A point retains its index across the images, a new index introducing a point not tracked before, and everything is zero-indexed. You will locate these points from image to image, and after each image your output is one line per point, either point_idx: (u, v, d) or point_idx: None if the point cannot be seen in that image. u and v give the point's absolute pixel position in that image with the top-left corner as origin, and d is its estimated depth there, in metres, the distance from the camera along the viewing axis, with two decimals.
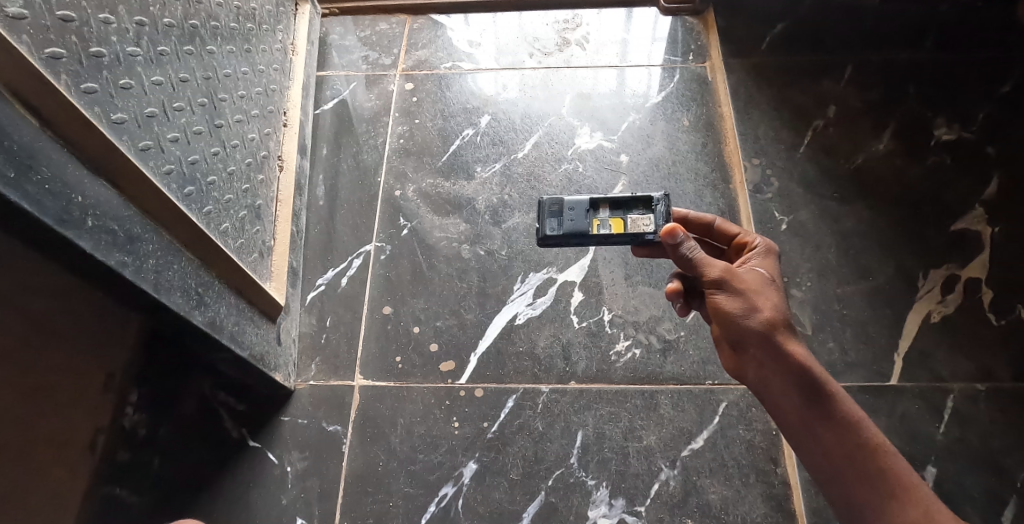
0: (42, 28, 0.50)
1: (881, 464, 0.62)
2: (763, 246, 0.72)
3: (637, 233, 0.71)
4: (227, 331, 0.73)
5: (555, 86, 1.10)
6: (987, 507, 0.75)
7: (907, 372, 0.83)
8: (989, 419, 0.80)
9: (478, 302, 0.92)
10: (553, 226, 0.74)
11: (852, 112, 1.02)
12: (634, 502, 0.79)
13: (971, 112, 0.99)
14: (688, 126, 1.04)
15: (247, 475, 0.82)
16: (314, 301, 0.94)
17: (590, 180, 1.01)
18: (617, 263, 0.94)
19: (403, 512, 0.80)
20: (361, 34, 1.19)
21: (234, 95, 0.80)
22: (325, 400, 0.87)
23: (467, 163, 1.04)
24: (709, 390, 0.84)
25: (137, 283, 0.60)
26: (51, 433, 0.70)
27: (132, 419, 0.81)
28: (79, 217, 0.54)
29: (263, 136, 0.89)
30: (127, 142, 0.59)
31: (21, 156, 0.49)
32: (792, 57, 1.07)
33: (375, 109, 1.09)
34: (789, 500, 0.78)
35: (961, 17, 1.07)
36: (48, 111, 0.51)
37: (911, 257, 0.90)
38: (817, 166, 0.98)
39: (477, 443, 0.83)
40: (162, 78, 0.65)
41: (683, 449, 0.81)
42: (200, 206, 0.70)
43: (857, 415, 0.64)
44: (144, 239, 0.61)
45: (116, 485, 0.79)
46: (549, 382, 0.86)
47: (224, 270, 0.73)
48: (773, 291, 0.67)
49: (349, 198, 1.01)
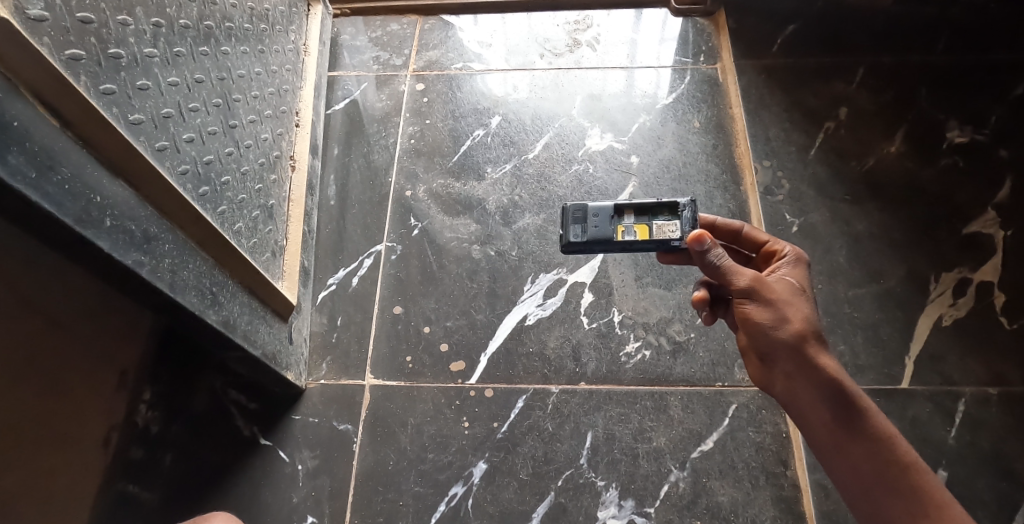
0: (62, 29, 0.51)
1: (914, 483, 0.61)
2: (792, 255, 0.72)
3: (662, 239, 0.71)
4: (241, 330, 0.74)
5: (566, 87, 1.11)
6: (1000, 512, 0.75)
7: (918, 375, 0.83)
8: (1000, 422, 0.79)
9: (488, 303, 0.92)
10: (577, 233, 0.73)
11: (863, 115, 1.02)
12: (644, 504, 0.79)
13: (985, 114, 0.99)
14: (699, 127, 1.04)
15: (259, 471, 0.83)
16: (325, 299, 0.94)
17: (600, 181, 1.01)
18: (628, 264, 0.94)
19: (413, 511, 0.80)
20: (373, 34, 1.19)
21: (248, 95, 0.81)
22: (337, 399, 0.87)
23: (477, 163, 1.04)
24: (720, 392, 0.84)
25: (152, 283, 0.60)
26: (64, 431, 0.69)
27: (144, 415, 0.81)
28: (97, 217, 0.54)
29: (276, 136, 0.89)
30: (144, 142, 0.59)
31: (42, 157, 0.50)
32: (803, 59, 1.07)
33: (386, 110, 1.10)
34: (799, 502, 0.78)
35: (974, 19, 1.07)
36: (69, 113, 0.51)
37: (922, 260, 0.90)
38: (829, 167, 0.98)
39: (487, 443, 0.83)
40: (178, 79, 0.65)
41: (692, 451, 0.81)
42: (214, 206, 0.70)
43: (888, 431, 0.63)
44: (160, 239, 0.61)
45: (130, 482, 0.79)
46: (559, 383, 0.86)
47: (238, 270, 0.74)
48: (803, 302, 0.67)
49: (360, 197, 1.02)
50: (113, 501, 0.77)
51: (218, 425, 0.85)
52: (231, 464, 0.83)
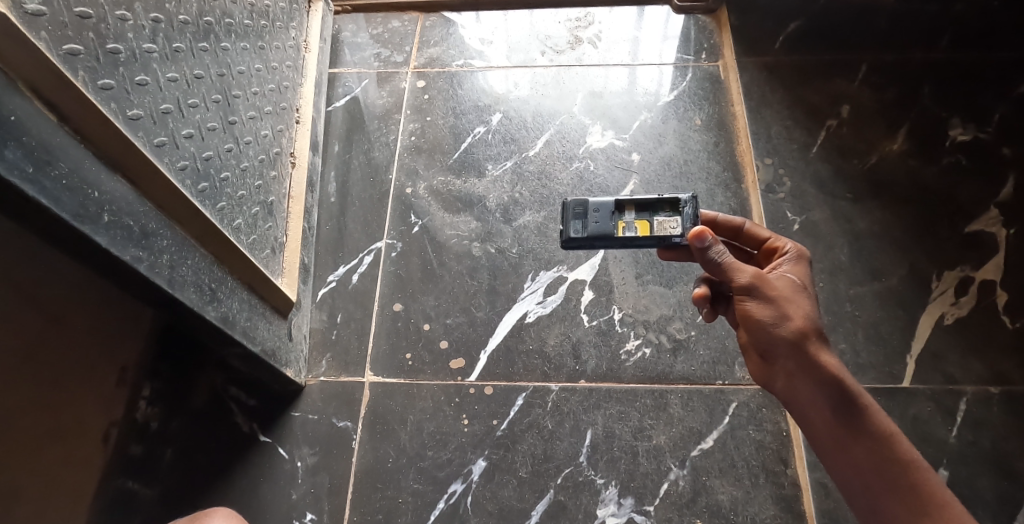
0: (60, 24, 0.50)
1: (915, 482, 0.61)
2: (794, 252, 0.71)
3: (662, 235, 0.70)
4: (240, 326, 0.74)
5: (567, 85, 1.10)
6: (1001, 511, 0.74)
7: (919, 373, 0.82)
8: (1001, 422, 0.79)
9: (488, 300, 0.92)
10: (577, 229, 0.73)
11: (865, 112, 1.01)
12: (643, 502, 0.79)
13: (988, 113, 0.98)
14: (700, 125, 1.04)
15: (259, 468, 0.83)
16: (325, 296, 0.94)
17: (601, 179, 1.01)
18: (628, 262, 0.94)
19: (413, 508, 0.80)
20: (373, 31, 1.19)
21: (248, 91, 0.81)
22: (336, 396, 0.87)
23: (478, 160, 1.04)
24: (720, 390, 0.84)
25: (150, 279, 0.60)
26: (63, 428, 0.69)
27: (144, 412, 0.81)
28: (95, 212, 0.54)
29: (275, 133, 0.89)
30: (142, 138, 0.59)
31: (39, 151, 0.50)
32: (805, 57, 1.07)
33: (386, 107, 1.10)
34: (799, 501, 0.78)
35: (978, 16, 1.06)
36: (66, 109, 0.51)
37: (923, 259, 0.89)
38: (831, 166, 0.97)
39: (486, 440, 0.83)
40: (178, 75, 0.65)
41: (692, 449, 0.81)
42: (213, 202, 0.70)
43: (889, 429, 0.63)
44: (158, 235, 0.61)
45: (129, 478, 0.79)
46: (558, 381, 0.86)
47: (237, 266, 0.74)
48: (805, 299, 0.66)
49: (360, 194, 1.01)
50: (112, 498, 0.77)
51: (218, 421, 0.85)
52: (231, 462, 0.83)
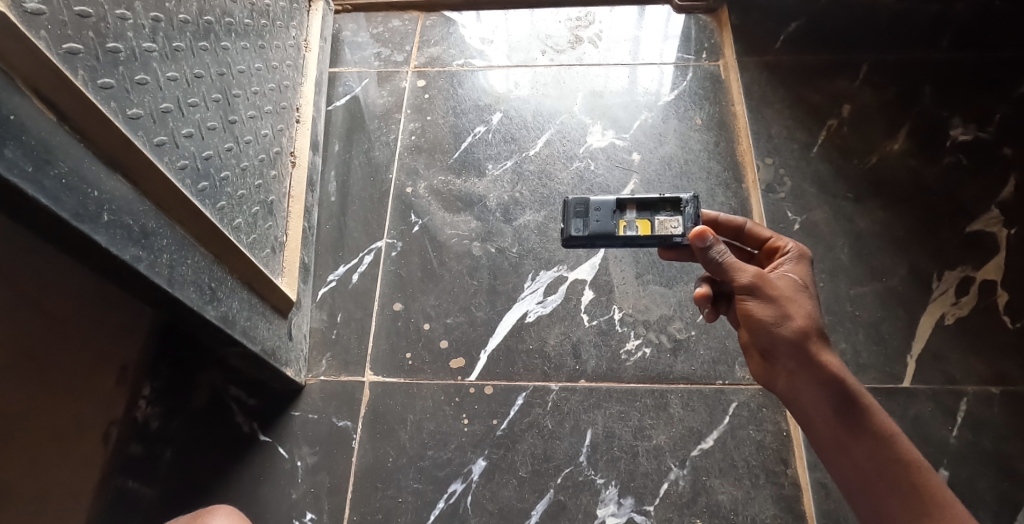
0: (59, 23, 0.50)
1: (916, 482, 0.61)
2: (795, 251, 0.71)
3: (664, 235, 0.70)
4: (240, 326, 0.74)
5: (568, 84, 1.10)
6: (1001, 511, 0.74)
7: (919, 373, 0.82)
8: (1002, 422, 0.79)
9: (488, 299, 0.92)
10: (579, 227, 0.73)
11: (866, 112, 1.01)
12: (643, 502, 0.79)
13: (989, 112, 0.98)
14: (701, 125, 1.04)
15: (259, 467, 0.83)
16: (325, 296, 0.94)
17: (601, 179, 1.00)
18: (629, 262, 0.93)
19: (412, 508, 0.80)
20: (373, 31, 1.19)
21: (248, 90, 0.81)
22: (336, 396, 0.87)
23: (478, 159, 1.04)
24: (721, 390, 0.84)
25: (150, 278, 0.60)
26: (64, 427, 0.69)
27: (144, 411, 0.82)
28: (95, 212, 0.54)
29: (275, 132, 0.89)
30: (141, 137, 0.59)
31: (38, 150, 0.50)
32: (806, 57, 1.07)
33: (386, 106, 1.10)
34: (799, 501, 0.77)
35: (979, 16, 1.06)
36: (66, 108, 0.51)
37: (924, 258, 0.89)
38: (831, 165, 0.97)
39: (485, 440, 0.83)
40: (178, 74, 0.65)
41: (692, 449, 0.81)
42: (213, 201, 0.70)
43: (890, 429, 0.63)
44: (158, 234, 0.61)
45: (128, 478, 0.79)
46: (559, 380, 0.86)
47: (237, 266, 0.74)
48: (806, 299, 0.66)
49: (360, 194, 1.01)
50: (111, 498, 0.77)
51: (218, 421, 0.84)
52: (231, 462, 0.83)
